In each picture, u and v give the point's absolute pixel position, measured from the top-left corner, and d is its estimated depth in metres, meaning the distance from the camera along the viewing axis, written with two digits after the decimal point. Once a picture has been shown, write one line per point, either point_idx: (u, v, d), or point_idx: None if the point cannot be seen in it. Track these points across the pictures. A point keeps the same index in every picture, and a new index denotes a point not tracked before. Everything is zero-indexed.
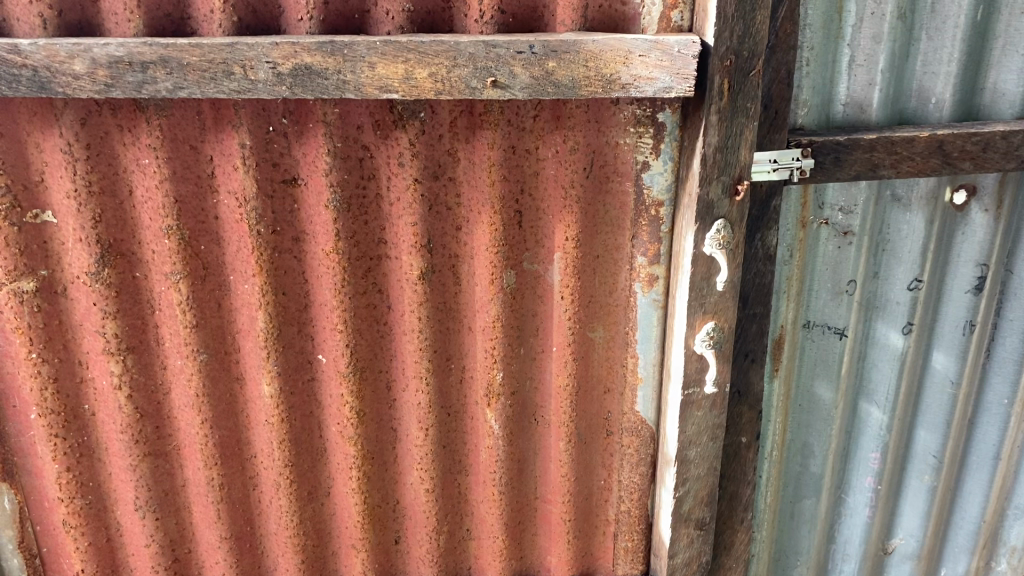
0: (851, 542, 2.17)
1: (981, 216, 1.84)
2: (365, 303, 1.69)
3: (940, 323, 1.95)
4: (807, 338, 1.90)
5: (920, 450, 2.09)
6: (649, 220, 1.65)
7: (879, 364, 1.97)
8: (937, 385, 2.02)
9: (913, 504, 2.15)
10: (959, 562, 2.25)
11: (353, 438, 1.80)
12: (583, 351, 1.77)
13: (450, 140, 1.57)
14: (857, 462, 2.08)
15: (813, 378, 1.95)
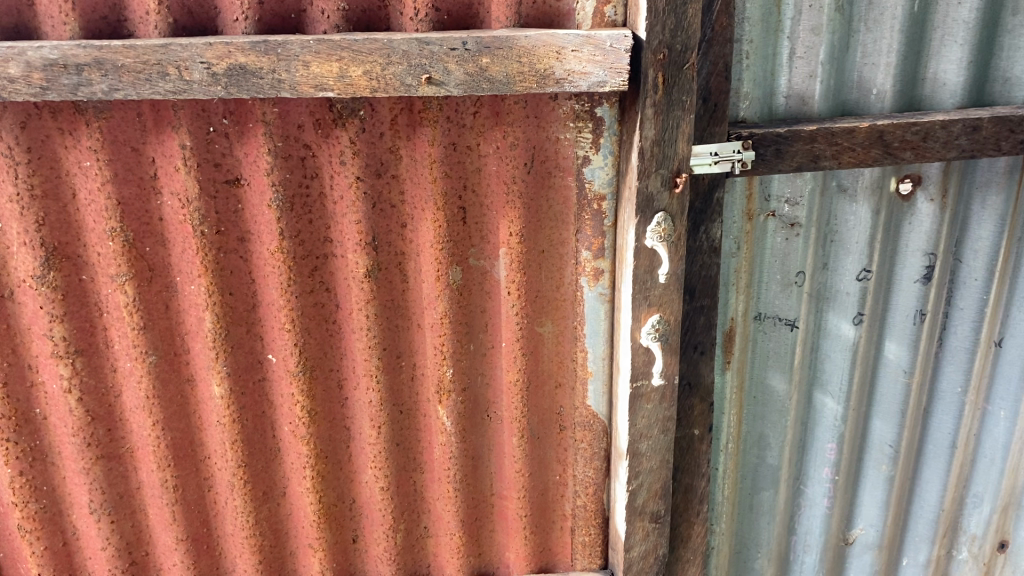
0: (812, 533, 2.18)
1: (927, 206, 1.84)
2: (313, 302, 1.69)
3: (891, 312, 1.95)
4: (759, 329, 1.91)
5: (877, 440, 2.10)
6: (592, 214, 1.67)
7: (831, 355, 1.98)
8: (891, 376, 2.02)
9: (872, 494, 2.16)
10: (920, 550, 2.25)
11: (305, 437, 1.80)
12: (533, 346, 1.77)
13: (392, 137, 1.58)
14: (813, 452, 2.09)
15: (766, 371, 1.97)
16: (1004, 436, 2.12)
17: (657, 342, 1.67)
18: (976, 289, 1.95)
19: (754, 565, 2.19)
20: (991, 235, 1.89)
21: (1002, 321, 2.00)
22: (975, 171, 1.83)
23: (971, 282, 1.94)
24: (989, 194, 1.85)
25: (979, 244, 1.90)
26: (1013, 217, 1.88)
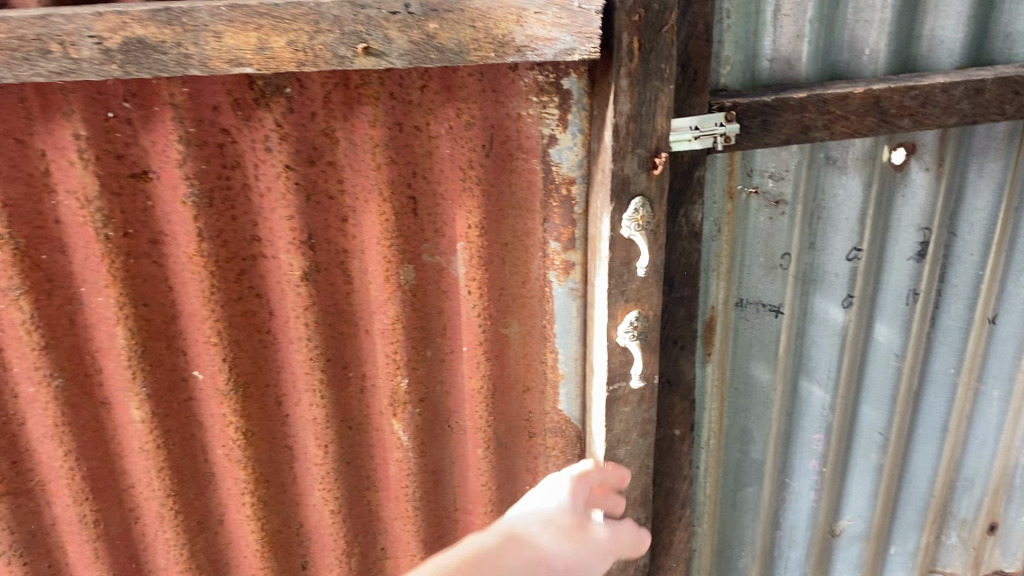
0: (798, 527, 2.05)
1: (922, 176, 1.68)
2: (242, 310, 1.47)
3: (882, 292, 1.80)
4: (741, 316, 1.75)
5: (865, 427, 1.96)
6: (561, 200, 1.47)
7: (818, 340, 1.82)
8: (881, 360, 1.88)
9: (860, 483, 2.03)
10: (909, 539, 2.13)
11: (242, 461, 1.59)
12: (497, 350, 1.58)
13: (325, 118, 1.35)
14: (799, 444, 1.95)
15: (750, 361, 1.81)
16: (996, 417, 2.00)
17: (636, 341, 1.49)
18: (971, 264, 1.80)
19: (738, 564, 2.06)
20: (988, 206, 1.74)
21: (997, 297, 1.86)
22: (974, 136, 1.67)
23: (967, 257, 1.79)
24: (986, 161, 1.70)
25: (975, 215, 1.75)
26: (1011, 186, 1.73)
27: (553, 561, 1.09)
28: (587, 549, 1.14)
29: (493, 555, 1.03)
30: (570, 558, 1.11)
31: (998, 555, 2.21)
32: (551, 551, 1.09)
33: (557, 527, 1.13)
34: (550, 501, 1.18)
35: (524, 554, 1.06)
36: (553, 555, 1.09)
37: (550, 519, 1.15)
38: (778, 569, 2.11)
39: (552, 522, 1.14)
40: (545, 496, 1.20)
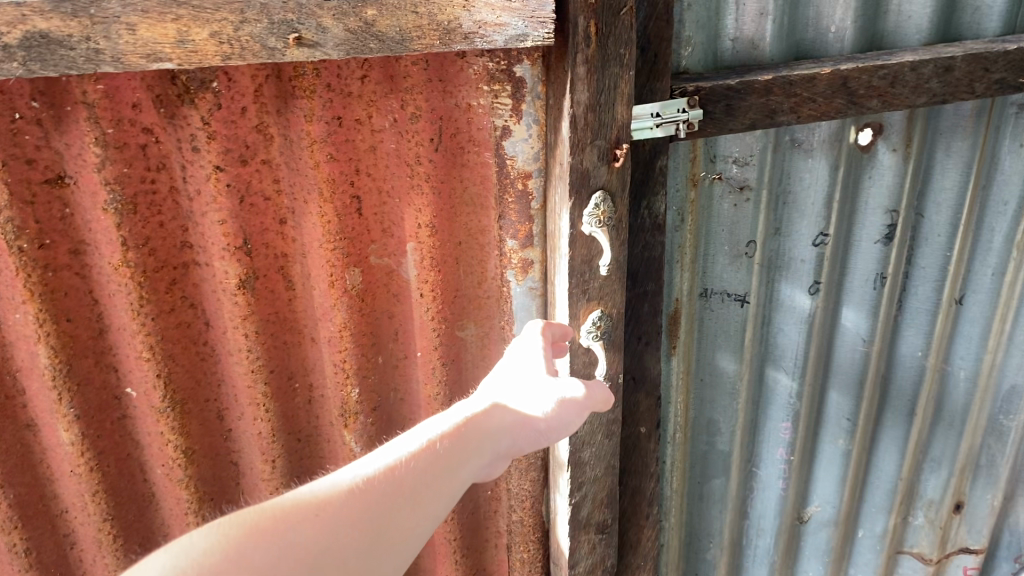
0: (766, 516, 2.01)
1: (889, 156, 1.62)
2: (176, 322, 1.36)
3: (849, 276, 1.75)
4: (705, 306, 1.68)
5: (833, 413, 1.92)
6: (517, 194, 1.37)
7: (785, 328, 1.76)
8: (848, 345, 1.83)
9: (828, 469, 1.99)
10: (877, 522, 2.10)
11: (183, 480, 1.49)
12: (453, 354, 1.49)
13: (257, 113, 1.24)
14: (766, 433, 1.90)
15: (715, 352, 1.74)
16: (962, 398, 1.97)
17: (599, 342, 1.41)
18: (939, 245, 1.75)
19: (706, 556, 2.02)
20: (956, 186, 1.68)
21: (964, 277, 1.82)
22: (941, 115, 1.61)
23: (934, 238, 1.74)
24: (954, 139, 1.64)
25: (942, 195, 1.70)
26: (979, 164, 1.68)
27: (535, 422, 1.16)
28: (566, 406, 1.18)
29: (469, 428, 1.13)
30: (551, 418, 1.17)
31: (964, 533, 2.20)
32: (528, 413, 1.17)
33: (537, 390, 1.19)
34: (532, 364, 1.24)
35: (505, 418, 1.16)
36: (533, 416, 1.16)
37: (532, 382, 1.20)
38: (746, 558, 2.07)
39: (532, 386, 1.20)
40: (528, 360, 1.25)
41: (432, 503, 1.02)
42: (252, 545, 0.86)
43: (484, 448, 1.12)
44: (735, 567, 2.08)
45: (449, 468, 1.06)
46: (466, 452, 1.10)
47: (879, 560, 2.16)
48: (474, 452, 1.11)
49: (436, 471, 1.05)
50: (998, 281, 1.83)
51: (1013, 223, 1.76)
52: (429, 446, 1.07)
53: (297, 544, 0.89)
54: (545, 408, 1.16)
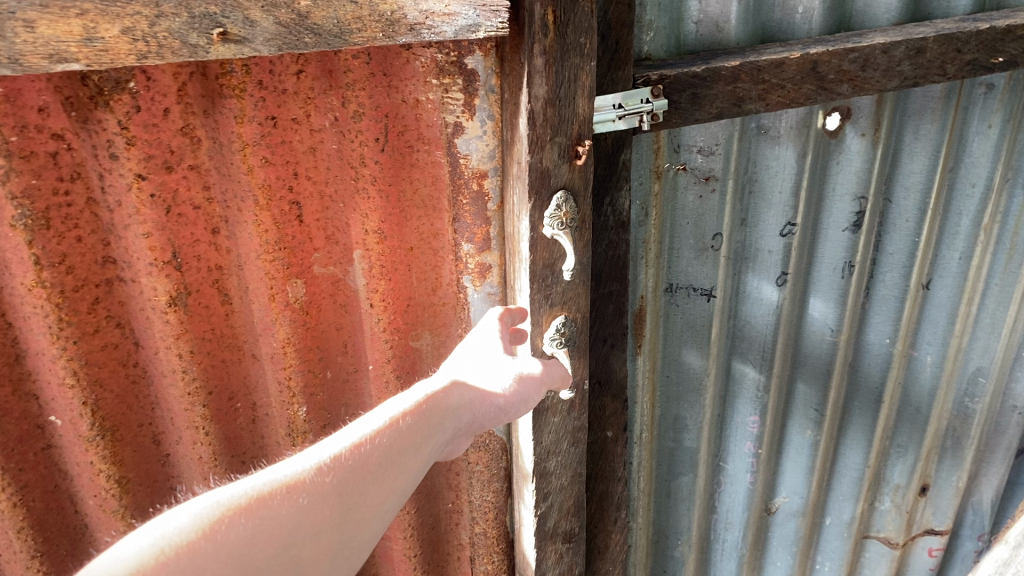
0: (734, 510, 1.96)
1: (857, 141, 1.55)
2: (101, 345, 1.22)
3: (816, 266, 1.68)
4: (671, 302, 1.61)
5: (800, 403, 1.86)
6: (472, 195, 1.27)
7: (752, 320, 1.70)
8: (816, 336, 1.77)
9: (796, 459, 1.95)
10: (844, 509, 2.07)
11: (119, 511, 1.36)
12: (409, 367, 1.39)
13: (181, 115, 1.11)
14: (733, 427, 1.84)
15: (681, 349, 1.67)
16: (929, 383, 1.93)
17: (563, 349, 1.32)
18: (906, 231, 1.70)
19: (674, 553, 1.96)
20: (924, 170, 1.63)
21: (931, 262, 1.77)
22: (910, 97, 1.55)
23: (902, 223, 1.69)
24: (922, 122, 1.58)
25: (910, 180, 1.64)
26: (948, 147, 1.62)
27: (494, 399, 1.17)
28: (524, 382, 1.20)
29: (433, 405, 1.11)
30: (512, 394, 1.18)
31: (929, 514, 2.18)
32: (487, 390, 1.17)
33: (496, 369, 1.20)
34: (489, 348, 1.25)
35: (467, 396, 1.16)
36: (494, 391, 1.17)
37: (490, 362, 1.22)
38: (714, 553, 2.02)
39: (490, 365, 1.21)
40: (484, 344, 1.26)
41: (401, 478, 0.98)
42: (231, 521, 0.81)
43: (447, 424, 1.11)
44: (703, 562, 2.03)
45: (414, 443, 1.03)
46: (430, 429, 1.07)
47: (845, 546, 2.13)
48: (439, 429, 1.09)
49: (402, 447, 1.02)
50: (965, 265, 1.79)
51: (980, 206, 1.71)
52: (393, 423, 1.04)
53: (277, 518, 0.84)
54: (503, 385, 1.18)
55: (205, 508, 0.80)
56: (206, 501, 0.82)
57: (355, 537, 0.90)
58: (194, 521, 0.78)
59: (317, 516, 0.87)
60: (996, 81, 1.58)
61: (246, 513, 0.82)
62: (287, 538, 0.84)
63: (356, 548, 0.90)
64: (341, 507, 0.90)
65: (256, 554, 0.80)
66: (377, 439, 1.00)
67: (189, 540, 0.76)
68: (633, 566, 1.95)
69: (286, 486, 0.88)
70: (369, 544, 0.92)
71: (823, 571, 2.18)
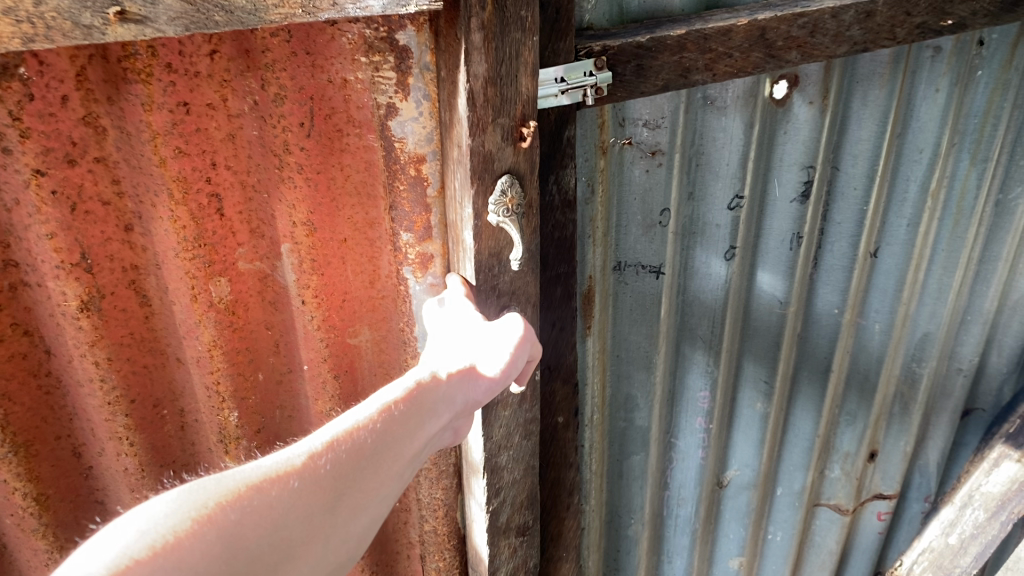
0: (686, 485, 1.92)
1: (805, 110, 1.50)
2: (8, 356, 1.13)
3: (764, 238, 1.63)
4: (620, 281, 1.53)
5: (750, 375, 1.83)
6: (410, 181, 1.17)
7: (702, 296, 1.64)
8: (766, 308, 1.73)
9: (747, 431, 1.91)
10: (794, 478, 2.05)
11: (38, 530, 1.25)
12: (347, 364, 1.31)
13: (83, 102, 1.01)
14: (685, 403, 1.79)
15: (632, 330, 1.60)
16: (876, 350, 1.90)
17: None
18: (854, 199, 1.66)
19: (628, 533, 1.91)
20: (872, 137, 1.59)
21: (877, 230, 1.74)
22: (858, 62, 1.50)
23: (850, 191, 1.65)
24: (870, 88, 1.54)
25: (858, 147, 1.60)
26: (896, 113, 1.59)
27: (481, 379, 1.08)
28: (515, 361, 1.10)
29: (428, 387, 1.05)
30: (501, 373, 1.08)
31: (878, 480, 2.16)
32: (481, 370, 1.09)
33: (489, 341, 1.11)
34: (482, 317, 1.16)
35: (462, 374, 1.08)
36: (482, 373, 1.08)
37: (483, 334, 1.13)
38: (667, 528, 1.99)
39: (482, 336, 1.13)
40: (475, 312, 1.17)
41: (396, 464, 0.96)
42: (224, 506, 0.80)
43: (440, 410, 1.04)
44: (657, 540, 1.99)
45: (410, 428, 1.00)
46: (424, 415, 1.02)
47: (797, 515, 2.11)
48: (432, 414, 1.03)
49: (398, 433, 0.98)
50: (911, 233, 1.76)
51: (926, 170, 1.68)
52: (387, 409, 0.99)
53: (267, 504, 0.83)
54: (498, 364, 1.07)
55: (200, 488, 0.80)
56: (201, 482, 0.82)
57: (347, 522, 0.90)
58: (189, 505, 0.78)
59: (309, 500, 0.87)
60: (944, 43, 1.54)
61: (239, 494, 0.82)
62: (278, 521, 0.83)
63: (344, 538, 0.89)
64: (334, 492, 0.89)
65: (246, 535, 0.80)
66: (374, 424, 0.97)
67: (178, 528, 0.75)
68: (588, 552, 1.88)
69: (280, 471, 0.87)
70: (364, 528, 0.92)
71: (775, 541, 2.15)
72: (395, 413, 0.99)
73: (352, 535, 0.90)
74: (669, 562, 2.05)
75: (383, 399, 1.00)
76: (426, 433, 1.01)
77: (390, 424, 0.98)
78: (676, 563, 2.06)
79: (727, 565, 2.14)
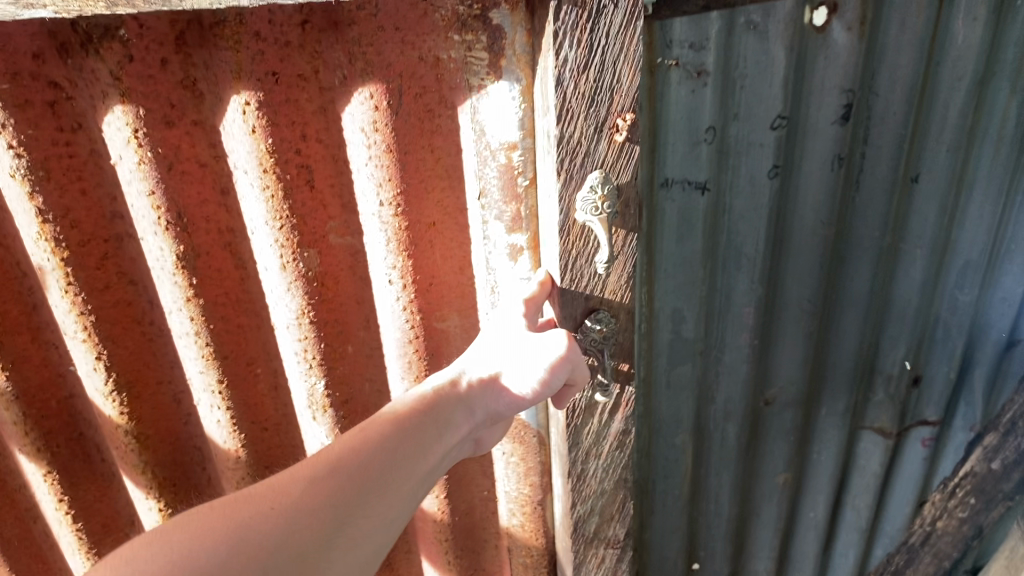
0: (731, 426, 1.42)
1: (849, 35, 1.09)
2: (115, 301, 1.20)
3: (807, 169, 1.19)
4: (655, 207, 1.14)
5: (792, 317, 1.33)
6: (499, 170, 1.09)
7: (739, 237, 1.21)
8: (810, 248, 1.26)
9: (788, 362, 1.38)
10: (837, 400, 1.47)
11: (139, 466, 1.33)
12: (436, 348, 1.26)
13: (181, 66, 1.03)
14: (724, 356, 1.33)
15: (671, 285, 1.22)
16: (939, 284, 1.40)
17: (613, 362, 1.21)
18: (893, 125, 1.19)
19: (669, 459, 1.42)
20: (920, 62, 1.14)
21: (915, 153, 1.24)
22: None
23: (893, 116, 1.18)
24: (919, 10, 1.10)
25: (898, 73, 1.15)
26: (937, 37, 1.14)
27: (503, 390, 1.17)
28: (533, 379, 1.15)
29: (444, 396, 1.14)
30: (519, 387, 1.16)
31: (923, 404, 1.55)
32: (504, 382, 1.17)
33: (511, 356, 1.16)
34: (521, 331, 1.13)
35: (480, 387, 1.16)
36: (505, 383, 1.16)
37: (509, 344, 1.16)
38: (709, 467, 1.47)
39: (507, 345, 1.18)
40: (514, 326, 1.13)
41: (411, 471, 1.07)
42: (237, 514, 0.91)
43: (456, 418, 1.14)
44: (694, 495, 1.50)
45: (426, 439, 1.11)
46: (439, 423, 1.12)
47: (840, 431, 1.51)
48: (449, 423, 1.13)
49: (410, 441, 1.09)
50: (958, 156, 1.24)
51: (970, 96, 1.20)
52: (399, 419, 1.10)
53: (277, 512, 0.93)
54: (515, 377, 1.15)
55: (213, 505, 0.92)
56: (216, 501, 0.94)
57: (365, 523, 0.99)
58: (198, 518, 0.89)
59: (304, 526, 0.93)
60: None
61: (218, 536, 0.88)
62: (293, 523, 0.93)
63: (364, 539, 0.99)
64: (349, 496, 0.99)
65: (259, 538, 0.90)
66: (385, 433, 1.08)
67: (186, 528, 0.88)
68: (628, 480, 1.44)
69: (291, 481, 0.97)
70: (381, 529, 1.01)
71: (818, 462, 1.55)
72: (391, 427, 1.09)
73: (371, 535, 1.00)
74: (713, 496, 1.50)
75: (393, 410, 1.11)
76: (442, 441, 1.12)
77: (404, 434, 1.09)
78: (725, 505, 1.51)
79: (773, 480, 1.54)
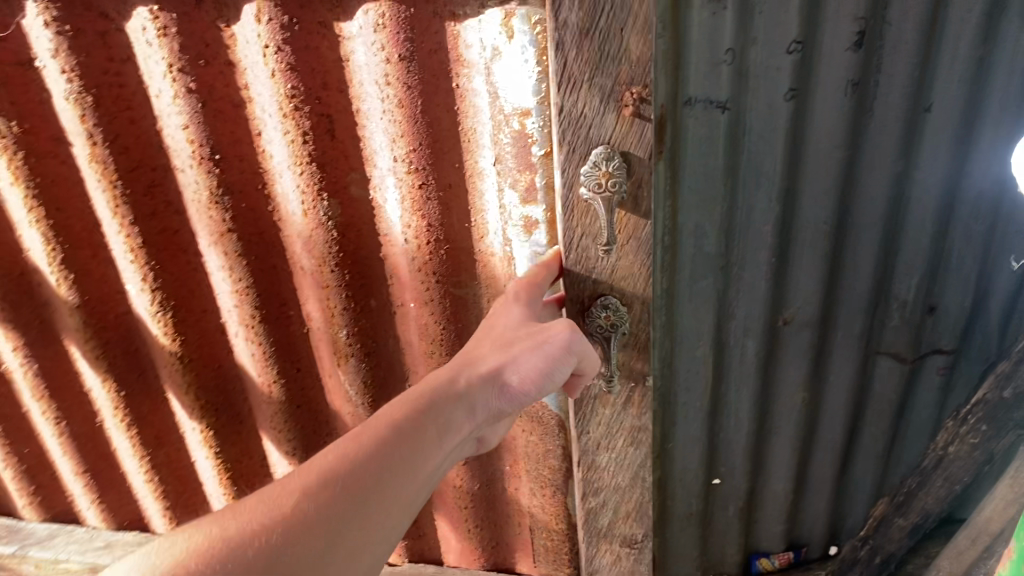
0: (739, 365, 1.29)
1: None
2: (160, 228, 1.26)
3: (816, 93, 1.05)
4: (676, 125, 1.06)
5: (804, 258, 1.18)
6: (512, 136, 1.06)
7: (759, 166, 1.10)
8: (822, 181, 1.12)
9: (797, 298, 1.22)
10: (851, 321, 1.26)
11: (183, 386, 1.41)
12: (453, 315, 1.24)
13: (214, 5, 1.07)
14: (739, 299, 1.21)
15: (693, 203, 1.11)
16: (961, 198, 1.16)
17: (620, 355, 1.15)
18: (907, 54, 1.03)
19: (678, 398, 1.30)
20: None
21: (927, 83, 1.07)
22: None
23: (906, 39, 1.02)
24: None
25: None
26: None
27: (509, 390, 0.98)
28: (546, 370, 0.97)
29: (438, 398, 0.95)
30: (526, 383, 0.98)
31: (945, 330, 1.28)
32: (509, 383, 0.98)
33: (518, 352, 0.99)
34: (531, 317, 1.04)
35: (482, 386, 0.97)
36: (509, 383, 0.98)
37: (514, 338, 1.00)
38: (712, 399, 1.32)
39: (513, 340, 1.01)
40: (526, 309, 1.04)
41: (412, 480, 0.87)
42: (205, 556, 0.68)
43: (457, 419, 0.95)
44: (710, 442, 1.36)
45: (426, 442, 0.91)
46: (436, 425, 0.93)
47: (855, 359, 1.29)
48: (447, 426, 0.94)
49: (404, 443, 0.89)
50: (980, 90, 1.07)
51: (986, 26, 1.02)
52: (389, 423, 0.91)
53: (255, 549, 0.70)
54: (524, 372, 0.97)
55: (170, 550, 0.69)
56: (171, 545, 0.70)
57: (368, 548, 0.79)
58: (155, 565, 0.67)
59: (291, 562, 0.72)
60: None
61: None
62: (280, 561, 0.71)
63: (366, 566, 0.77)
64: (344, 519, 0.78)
65: None
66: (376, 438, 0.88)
67: None
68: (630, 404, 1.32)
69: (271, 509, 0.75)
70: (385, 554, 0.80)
71: (833, 391, 1.34)
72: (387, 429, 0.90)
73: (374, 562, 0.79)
74: (733, 412, 1.34)
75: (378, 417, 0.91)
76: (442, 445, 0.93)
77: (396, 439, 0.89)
78: (744, 422, 1.35)
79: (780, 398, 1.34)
